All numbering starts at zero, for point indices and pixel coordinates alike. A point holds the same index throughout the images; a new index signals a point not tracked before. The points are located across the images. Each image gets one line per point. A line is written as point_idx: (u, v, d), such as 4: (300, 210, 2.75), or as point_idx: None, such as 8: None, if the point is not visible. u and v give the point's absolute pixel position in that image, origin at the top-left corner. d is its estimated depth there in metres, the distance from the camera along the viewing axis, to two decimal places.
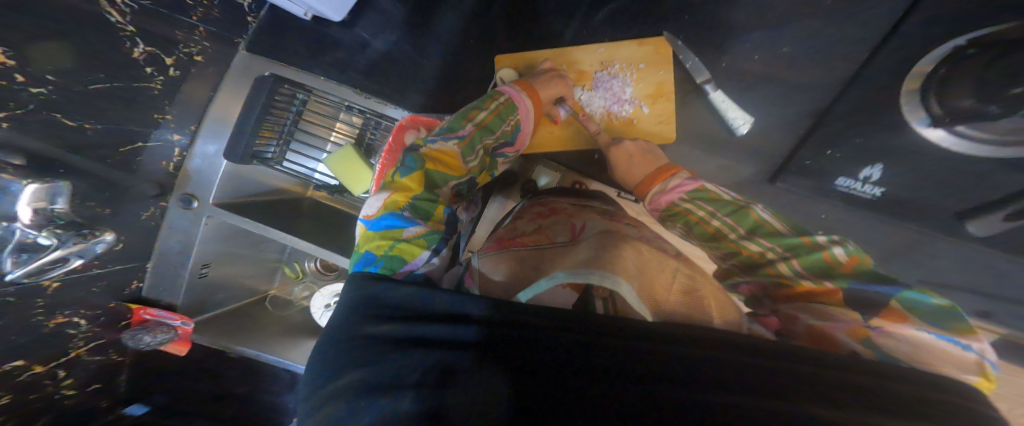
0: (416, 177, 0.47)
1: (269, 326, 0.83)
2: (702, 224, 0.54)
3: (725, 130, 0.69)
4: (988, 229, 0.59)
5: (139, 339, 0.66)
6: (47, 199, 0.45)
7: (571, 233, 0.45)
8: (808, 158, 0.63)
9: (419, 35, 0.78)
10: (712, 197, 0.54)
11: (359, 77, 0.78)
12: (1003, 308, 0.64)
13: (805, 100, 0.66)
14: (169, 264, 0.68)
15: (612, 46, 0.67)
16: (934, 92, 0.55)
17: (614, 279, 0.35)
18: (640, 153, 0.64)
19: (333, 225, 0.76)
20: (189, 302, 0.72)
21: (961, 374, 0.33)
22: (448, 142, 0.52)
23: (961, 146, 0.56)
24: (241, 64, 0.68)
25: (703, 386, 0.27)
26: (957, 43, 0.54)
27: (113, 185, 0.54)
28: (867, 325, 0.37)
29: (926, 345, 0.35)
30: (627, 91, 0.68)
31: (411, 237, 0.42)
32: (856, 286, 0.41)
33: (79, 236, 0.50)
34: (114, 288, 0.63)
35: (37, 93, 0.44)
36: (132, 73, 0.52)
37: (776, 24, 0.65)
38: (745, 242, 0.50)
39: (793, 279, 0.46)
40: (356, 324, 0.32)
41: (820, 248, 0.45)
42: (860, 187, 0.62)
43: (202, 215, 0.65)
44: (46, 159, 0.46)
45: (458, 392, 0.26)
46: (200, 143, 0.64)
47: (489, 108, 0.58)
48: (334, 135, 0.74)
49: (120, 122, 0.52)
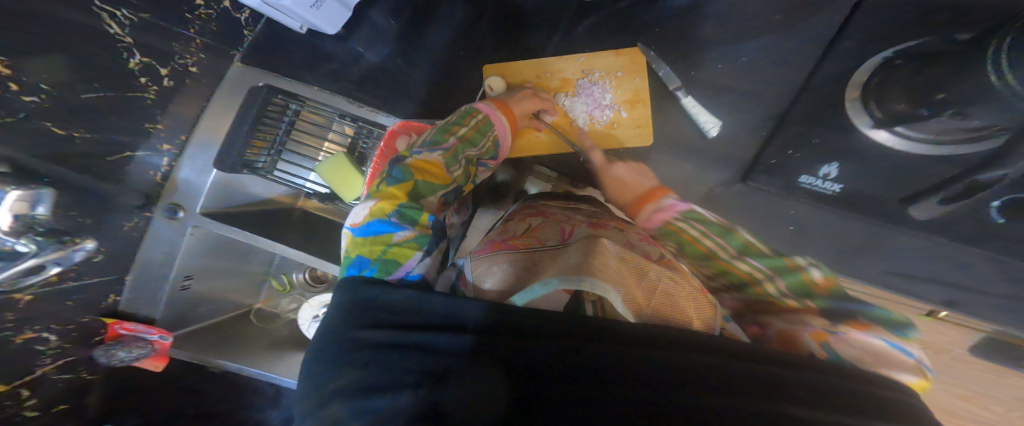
0: (401, 186, 0.48)
1: (255, 338, 0.82)
2: (695, 244, 0.49)
3: (697, 133, 0.73)
4: (929, 212, 0.60)
5: (113, 355, 0.62)
6: (29, 206, 0.43)
7: (561, 237, 0.48)
8: (774, 156, 0.67)
9: (411, 47, 0.81)
10: (704, 218, 0.49)
11: (350, 87, 0.79)
12: (966, 295, 0.66)
13: (766, 105, 0.69)
14: (149, 276, 0.67)
15: (592, 56, 0.71)
16: (873, 98, 0.59)
17: (603, 286, 0.36)
18: (633, 174, 0.64)
19: (319, 233, 0.77)
20: (168, 318, 0.71)
21: (904, 375, 0.36)
22: (433, 153, 0.54)
23: (899, 144, 0.60)
24: (236, 76, 0.69)
25: (693, 384, 0.28)
26: (887, 54, 0.59)
27: (93, 196, 0.53)
28: (831, 331, 0.39)
29: (876, 349, 0.38)
30: (608, 97, 0.71)
31: (400, 241, 0.43)
32: (834, 304, 0.42)
33: (59, 244, 0.48)
34: (88, 303, 0.60)
35: (29, 101, 0.43)
36: (128, 83, 0.53)
37: (743, 37, 0.69)
38: (737, 263, 0.46)
39: (779, 300, 0.44)
40: (354, 329, 0.32)
41: (799, 267, 0.44)
42: (821, 184, 0.65)
43: (187, 225, 0.65)
44: (29, 170, 0.45)
45: (457, 391, 0.28)
46: (190, 153, 0.64)
47: (468, 124, 0.60)
48: (323, 153, 0.74)
49: (107, 132, 0.52)
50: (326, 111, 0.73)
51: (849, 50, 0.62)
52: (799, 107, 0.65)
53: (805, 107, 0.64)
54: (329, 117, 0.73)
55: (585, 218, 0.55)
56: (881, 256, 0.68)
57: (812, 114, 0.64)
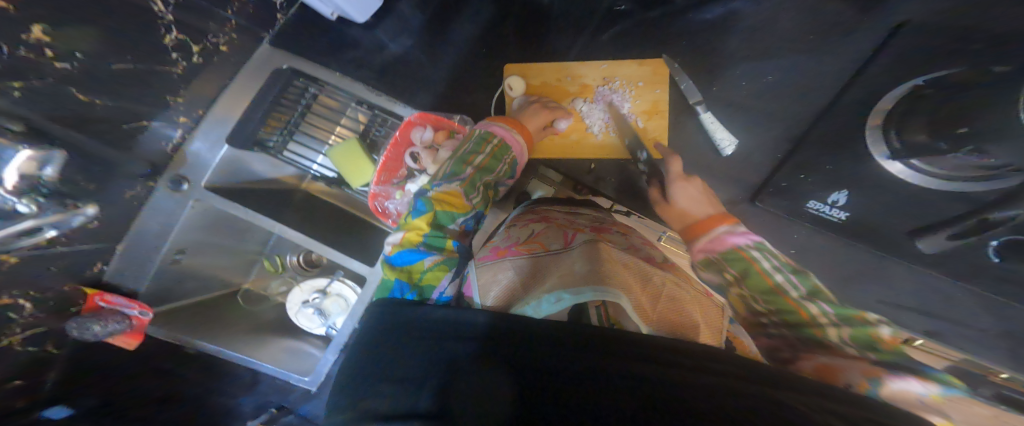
0: (425, 218, 0.53)
1: (241, 318, 0.83)
2: (762, 274, 0.51)
3: (712, 149, 0.72)
4: (937, 246, 0.63)
5: (87, 328, 0.59)
6: (37, 167, 0.44)
7: (564, 241, 0.49)
8: (784, 179, 0.67)
9: (434, 41, 0.81)
10: (776, 254, 0.53)
11: (370, 75, 0.81)
12: (948, 327, 0.67)
13: (786, 126, 0.69)
14: (141, 247, 0.65)
15: (615, 64, 0.72)
16: (895, 129, 0.59)
17: (614, 292, 0.37)
18: (698, 193, 0.64)
19: (323, 215, 0.79)
20: (156, 289, 0.69)
21: (931, 414, 0.36)
22: (451, 184, 0.56)
23: (922, 180, 0.60)
24: (262, 57, 0.69)
25: (708, 394, 0.28)
26: (918, 82, 0.58)
27: (99, 162, 0.52)
28: (881, 370, 0.39)
29: (912, 390, 0.37)
30: (626, 106, 0.72)
31: (431, 266, 0.48)
32: (898, 359, 0.41)
33: (61, 207, 0.49)
34: (70, 269, 0.58)
35: (60, 67, 0.44)
36: (158, 57, 0.53)
37: (767, 55, 0.70)
38: (806, 304, 0.47)
39: (839, 345, 0.43)
40: (382, 342, 0.37)
41: (868, 322, 0.45)
42: (829, 211, 0.66)
43: (189, 198, 0.65)
44: (39, 132, 0.44)
45: (470, 396, 0.30)
46: (205, 127, 0.64)
47: (484, 151, 0.60)
48: (332, 138, 0.75)
49: (127, 101, 0.52)
50: (342, 98, 0.73)
51: (875, 76, 0.62)
52: (818, 128, 0.65)
53: (825, 131, 0.64)
54: (344, 101, 0.73)
55: (587, 222, 0.57)
56: (873, 283, 0.69)
57: (833, 135, 0.64)
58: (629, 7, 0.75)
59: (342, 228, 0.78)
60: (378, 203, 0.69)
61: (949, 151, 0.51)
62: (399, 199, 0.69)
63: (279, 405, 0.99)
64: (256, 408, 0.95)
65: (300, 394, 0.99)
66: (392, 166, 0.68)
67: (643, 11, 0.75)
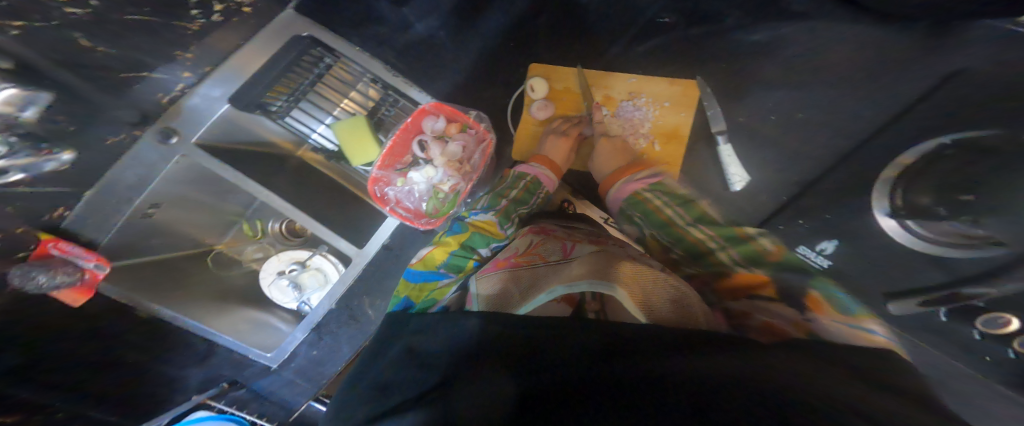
0: (459, 236, 0.60)
1: (206, 285, 0.74)
2: (657, 211, 0.62)
3: (724, 184, 0.75)
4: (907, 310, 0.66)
5: (31, 278, 0.51)
6: (17, 106, 0.44)
7: (563, 253, 0.50)
8: (782, 222, 0.72)
9: (463, 27, 0.78)
10: (667, 190, 0.65)
11: (392, 54, 0.80)
12: None
13: (798, 167, 0.72)
14: (111, 198, 0.58)
15: (644, 80, 0.75)
16: (902, 187, 0.63)
17: (608, 285, 0.40)
18: (616, 149, 0.71)
19: (316, 190, 0.75)
20: (116, 244, 0.60)
21: (878, 341, 0.35)
22: (487, 213, 0.63)
23: (916, 242, 0.63)
24: (283, 21, 0.68)
25: (702, 375, 0.27)
26: (944, 140, 0.60)
27: (74, 96, 0.49)
28: (805, 318, 0.39)
29: (846, 330, 0.37)
30: (647, 125, 0.75)
31: (443, 287, 0.54)
32: (781, 270, 0.49)
33: (34, 150, 0.47)
34: (28, 211, 0.51)
35: (71, 12, 0.45)
36: (178, 12, 0.55)
37: (797, 89, 0.71)
38: (691, 229, 0.58)
39: (732, 269, 0.51)
40: (383, 368, 0.38)
41: (751, 240, 0.54)
42: (813, 257, 0.71)
43: (175, 153, 0.59)
44: (34, 70, 0.45)
45: (465, 393, 0.30)
46: (207, 85, 0.61)
47: (517, 186, 0.67)
48: (339, 109, 0.69)
49: (132, 50, 0.52)
50: (356, 72, 0.72)
51: (910, 128, 0.64)
52: (829, 179, 0.69)
53: (842, 175, 0.68)
54: (357, 76, 0.72)
55: (586, 235, 0.57)
56: None
57: (841, 186, 0.68)
58: (672, 20, 0.74)
59: (336, 208, 0.75)
60: (377, 188, 0.66)
61: (947, 217, 0.59)
62: (400, 187, 0.68)
63: (232, 379, 0.83)
64: (202, 382, 0.79)
65: (257, 370, 0.85)
66: (398, 151, 0.66)
67: (686, 27, 0.74)
